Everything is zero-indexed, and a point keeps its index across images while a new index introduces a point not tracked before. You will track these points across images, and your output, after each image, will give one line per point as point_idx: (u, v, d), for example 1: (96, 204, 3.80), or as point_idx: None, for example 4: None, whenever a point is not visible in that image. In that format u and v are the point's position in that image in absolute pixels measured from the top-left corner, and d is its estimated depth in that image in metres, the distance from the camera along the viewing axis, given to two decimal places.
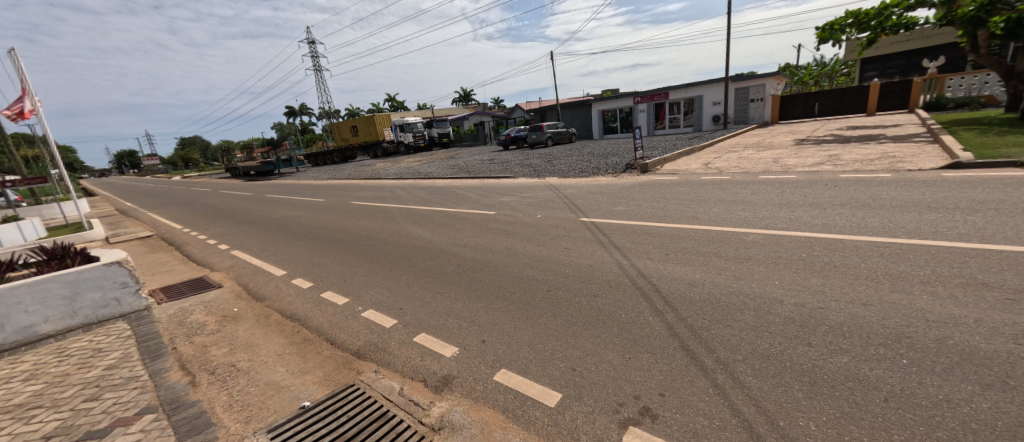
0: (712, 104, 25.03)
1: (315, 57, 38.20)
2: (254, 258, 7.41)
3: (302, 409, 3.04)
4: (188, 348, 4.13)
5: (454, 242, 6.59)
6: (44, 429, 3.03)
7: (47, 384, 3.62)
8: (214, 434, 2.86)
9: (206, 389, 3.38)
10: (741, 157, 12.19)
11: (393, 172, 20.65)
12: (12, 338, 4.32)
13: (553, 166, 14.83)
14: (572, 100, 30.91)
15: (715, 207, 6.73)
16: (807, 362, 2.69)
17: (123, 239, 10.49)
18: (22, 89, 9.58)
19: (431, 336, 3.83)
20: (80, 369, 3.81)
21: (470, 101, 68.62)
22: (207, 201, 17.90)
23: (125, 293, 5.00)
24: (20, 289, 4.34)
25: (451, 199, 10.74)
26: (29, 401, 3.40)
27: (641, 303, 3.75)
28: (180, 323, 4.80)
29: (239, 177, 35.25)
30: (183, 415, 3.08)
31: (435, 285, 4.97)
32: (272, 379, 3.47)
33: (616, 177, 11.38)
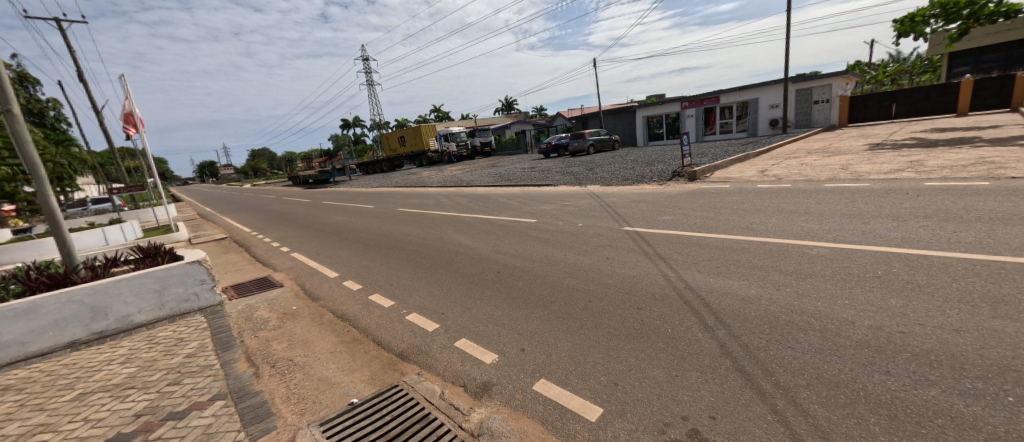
0: (769, 107, 23.73)
1: (368, 72, 40.16)
2: (311, 260, 7.82)
3: (350, 405, 3.14)
4: (252, 342, 4.38)
5: (495, 249, 6.60)
6: (136, 407, 3.31)
7: (138, 368, 3.96)
8: (274, 422, 3.01)
9: (268, 381, 3.57)
10: (803, 164, 11.44)
11: (436, 180, 21.19)
12: (112, 325, 4.79)
13: (595, 174, 14.59)
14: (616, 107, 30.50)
15: (774, 217, 6.33)
16: (885, 392, 2.43)
17: (202, 240, 11.47)
18: (130, 109, 10.62)
19: (471, 342, 3.84)
20: (163, 357, 4.14)
21: (511, 110, 70.04)
22: (271, 207, 19.27)
23: (203, 289, 5.43)
24: (121, 283, 4.85)
25: (492, 206, 10.83)
26: (123, 382, 3.74)
27: (689, 318, 3.56)
28: (247, 318, 5.12)
29: (300, 184, 37.75)
30: (247, 403, 3.26)
31: (475, 292, 5.00)
32: (324, 375, 3.62)
33: (661, 185, 11.02)
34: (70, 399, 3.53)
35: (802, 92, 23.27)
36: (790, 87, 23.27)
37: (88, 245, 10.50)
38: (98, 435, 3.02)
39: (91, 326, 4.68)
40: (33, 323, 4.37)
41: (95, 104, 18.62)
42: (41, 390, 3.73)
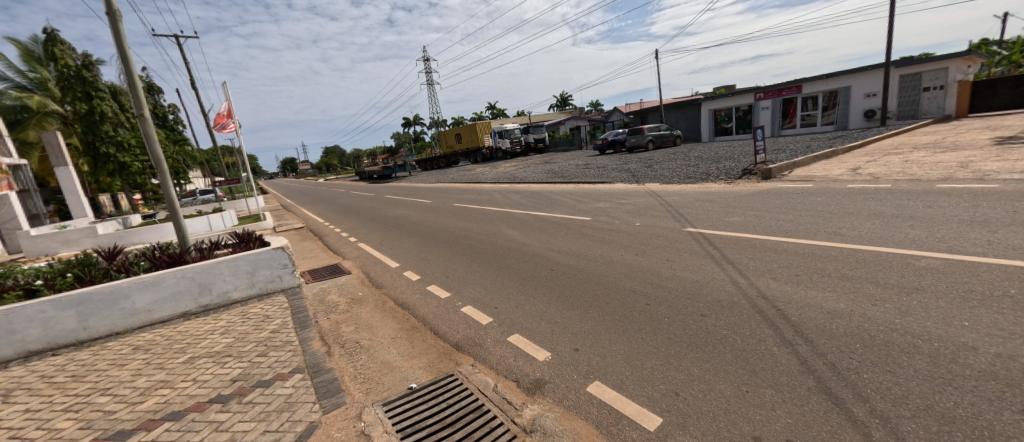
0: (864, 96, 21.27)
1: (428, 72, 41.68)
2: (375, 250, 8.26)
3: (409, 390, 3.32)
4: (325, 323, 4.76)
5: (550, 247, 6.53)
6: (233, 373, 3.74)
7: (234, 339, 4.45)
8: (343, 398, 3.26)
9: (338, 359, 3.87)
10: (906, 161, 10.17)
11: (490, 177, 21.47)
12: (215, 300, 5.46)
13: (656, 171, 14.04)
14: (679, 100, 29.22)
15: (870, 222, 5.69)
16: (1016, 435, 2.08)
17: (283, 230, 12.61)
18: (229, 110, 11.88)
19: (524, 338, 3.84)
20: (253, 331, 4.62)
21: (566, 106, 69.55)
22: (341, 200, 20.62)
23: (286, 272, 5.99)
24: (222, 263, 5.48)
25: (546, 203, 10.75)
26: (223, 350, 4.22)
27: (763, 329, 3.30)
28: (321, 300, 5.57)
29: (365, 180, 40.06)
30: (321, 378, 3.56)
31: (529, 288, 4.99)
32: (386, 359, 3.85)
33: (730, 184, 10.36)
34: (183, 362, 4.06)
35: (908, 77, 20.52)
36: (892, 72, 20.62)
37: (195, 230, 11.95)
38: (203, 395, 3.46)
39: (198, 299, 5.35)
40: (156, 294, 5.08)
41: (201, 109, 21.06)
42: (161, 352, 4.32)
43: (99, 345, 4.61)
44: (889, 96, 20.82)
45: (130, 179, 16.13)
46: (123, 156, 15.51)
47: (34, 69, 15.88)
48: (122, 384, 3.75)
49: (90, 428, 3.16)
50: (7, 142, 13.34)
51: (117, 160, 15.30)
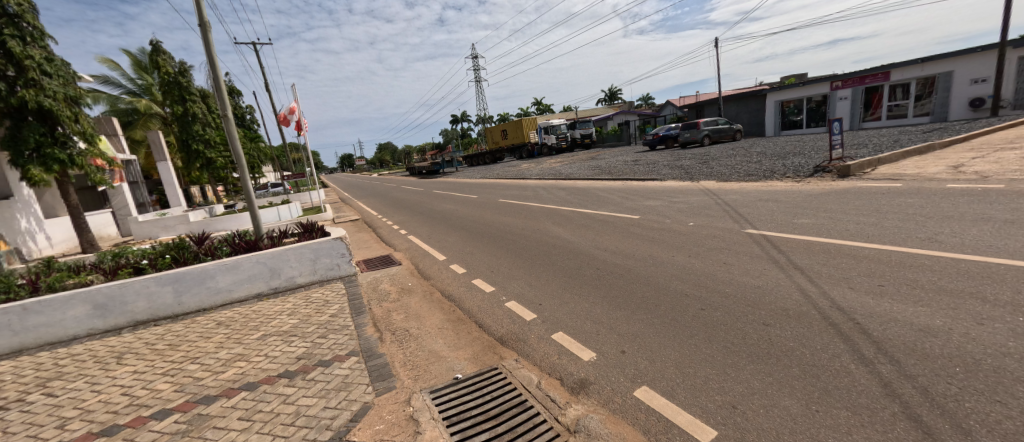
0: (970, 82, 18.42)
1: (476, 69, 42.23)
2: (423, 243, 8.57)
3: (455, 380, 3.44)
4: (378, 311, 5.08)
5: (595, 244, 6.40)
6: (298, 351, 4.18)
7: (298, 320, 4.94)
8: (393, 383, 3.46)
9: (389, 346, 4.12)
10: (1018, 159, 8.90)
11: (535, 173, 21.42)
12: (282, 283, 6.06)
13: (712, 168, 13.35)
14: (741, 93, 27.72)
15: (974, 228, 5.02)
16: None
17: (340, 221, 13.41)
18: (297, 109, 12.71)
19: (568, 336, 3.80)
20: (314, 314, 5.10)
21: (616, 100, 67.86)
22: (392, 194, 21.44)
23: (343, 260, 6.49)
24: (288, 251, 6.05)
25: (593, 200, 10.55)
26: (289, 330, 4.72)
27: (836, 344, 3.01)
28: (374, 289, 5.95)
29: (415, 175, 41.37)
30: (374, 362, 3.82)
31: (574, 285, 4.93)
32: (433, 348, 4.03)
33: (797, 182, 9.65)
34: (256, 338, 4.59)
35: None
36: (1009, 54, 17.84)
37: (268, 220, 13.01)
38: (273, 369, 3.89)
39: (269, 282, 5.99)
40: (234, 276, 5.75)
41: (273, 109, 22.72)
42: (238, 329, 4.91)
43: (189, 319, 5.35)
44: (1002, 82, 17.89)
45: (216, 173, 17.92)
46: (210, 152, 17.27)
47: (140, 76, 17.86)
48: (208, 354, 4.34)
49: (183, 391, 3.69)
50: (122, 141, 15.01)
51: (206, 156, 17.06)
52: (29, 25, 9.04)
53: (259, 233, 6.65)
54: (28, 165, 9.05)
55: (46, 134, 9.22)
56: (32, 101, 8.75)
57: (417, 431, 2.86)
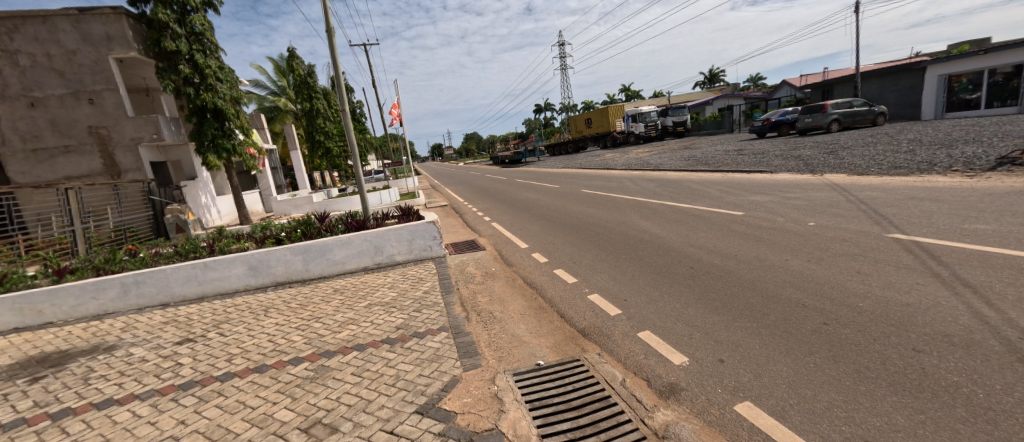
0: None
1: (562, 57, 41.58)
2: (506, 230, 8.70)
3: (536, 366, 3.46)
4: (464, 291, 5.34)
5: (689, 241, 5.92)
6: (398, 320, 4.55)
7: (397, 294, 5.38)
8: (479, 361, 3.58)
9: (475, 326, 4.29)
10: None
11: (621, 163, 20.55)
12: (385, 260, 6.67)
13: (840, 159, 11.60)
14: (890, 67, 23.02)
15: None
16: None
17: (430, 207, 14.23)
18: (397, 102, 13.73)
19: (657, 336, 3.58)
20: (411, 289, 5.53)
21: (716, 83, 62.25)
22: (476, 183, 22.17)
23: (435, 243, 6.91)
24: (390, 231, 6.62)
25: (686, 193, 9.80)
26: (391, 301, 5.16)
27: (1017, 385, 2.39)
28: (461, 271, 6.23)
29: (497, 164, 42.28)
30: (462, 339, 3.99)
31: (664, 283, 4.62)
32: (516, 333, 4.09)
33: (962, 178, 7.95)
34: (364, 306, 5.10)
35: None
36: None
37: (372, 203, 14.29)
38: (376, 334, 4.28)
39: (374, 258, 6.62)
40: (347, 250, 6.47)
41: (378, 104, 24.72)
42: (350, 296, 5.53)
43: (314, 284, 6.17)
44: None
45: (334, 161, 20.28)
46: (329, 142, 19.58)
47: (280, 78, 20.52)
48: (329, 315, 4.95)
49: (310, 343, 4.23)
50: (267, 134, 17.65)
51: (325, 146, 19.41)
52: (209, 42, 11.55)
53: (367, 214, 7.36)
54: (206, 152, 11.59)
55: (219, 128, 11.75)
56: (209, 102, 11.26)
57: (501, 410, 2.92)
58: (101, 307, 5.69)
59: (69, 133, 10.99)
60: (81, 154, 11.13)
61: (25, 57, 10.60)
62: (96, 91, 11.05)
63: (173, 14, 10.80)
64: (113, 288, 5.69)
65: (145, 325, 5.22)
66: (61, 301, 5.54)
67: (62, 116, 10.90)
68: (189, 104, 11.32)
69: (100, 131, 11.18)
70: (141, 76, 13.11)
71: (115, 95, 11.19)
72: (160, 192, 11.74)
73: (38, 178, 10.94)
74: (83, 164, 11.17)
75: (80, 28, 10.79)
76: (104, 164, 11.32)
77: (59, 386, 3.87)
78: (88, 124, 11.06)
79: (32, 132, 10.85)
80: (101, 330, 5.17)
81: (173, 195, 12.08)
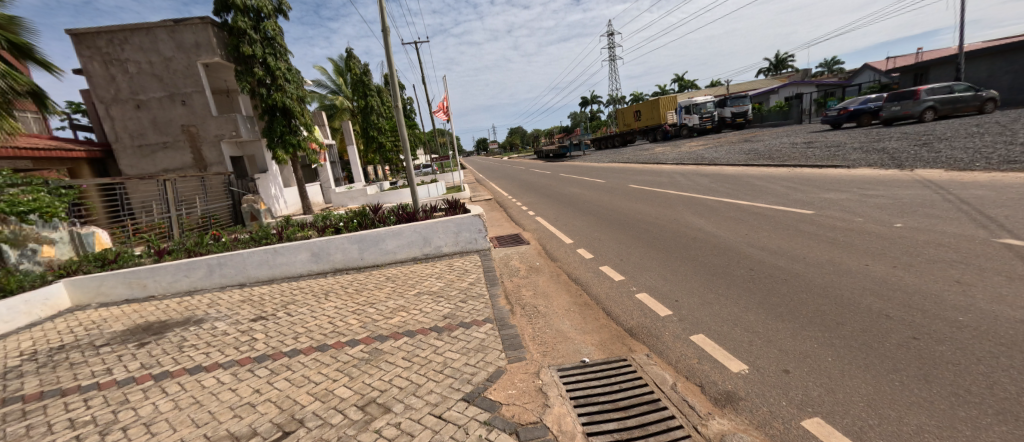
0: None
1: (611, 47, 40.47)
2: (551, 225, 8.61)
3: (581, 363, 3.39)
4: (509, 284, 5.34)
5: (749, 241, 5.55)
6: (445, 309, 4.65)
7: (444, 284, 5.48)
8: (523, 354, 3.56)
9: (520, 319, 4.28)
10: None
11: (672, 157, 19.72)
12: (433, 251, 6.82)
13: (936, 152, 10.36)
14: (1007, 45, 20.26)
15: None
16: None
17: (475, 200, 14.39)
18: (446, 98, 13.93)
19: (711, 340, 3.39)
20: (457, 280, 5.62)
21: (780, 71, 58.11)
22: (520, 177, 22.18)
23: (480, 236, 6.97)
24: (437, 223, 6.76)
25: (745, 190, 9.21)
26: (438, 290, 5.27)
27: None
28: (505, 264, 6.24)
29: (542, 158, 42.04)
30: (507, 332, 3.98)
31: (720, 285, 4.36)
32: (560, 328, 4.03)
33: None
34: (413, 294, 5.25)
35: None
36: None
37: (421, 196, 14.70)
38: (425, 322, 4.38)
39: (423, 249, 6.79)
40: (398, 240, 6.69)
41: (428, 100, 25.34)
42: (401, 284, 5.71)
43: (368, 272, 6.45)
44: None
45: (385, 155, 21.06)
46: (381, 137, 20.36)
47: (338, 77, 21.55)
48: (382, 300, 5.16)
49: (365, 327, 4.41)
50: (327, 130, 18.64)
51: (379, 140, 20.23)
52: (280, 46, 12.21)
53: (417, 206, 7.55)
54: (275, 148, 12.38)
55: (287, 126, 12.50)
56: (279, 101, 12.01)
57: (546, 404, 2.88)
58: (192, 284, 6.38)
59: (166, 131, 12.51)
60: (176, 149, 12.61)
61: (133, 65, 12.10)
62: (187, 94, 12.37)
63: (250, 21, 11.59)
64: (200, 268, 6.36)
65: (226, 302, 5.74)
66: (161, 277, 6.29)
67: (161, 116, 12.40)
68: (262, 103, 12.16)
69: (190, 129, 12.55)
70: (224, 79, 14.33)
71: (201, 96, 12.41)
72: (238, 184, 12.60)
73: (144, 170, 12.62)
74: (178, 159, 12.65)
75: (174, 37, 12.05)
76: (193, 158, 12.70)
77: (159, 351, 4.37)
78: (182, 123, 12.48)
79: (138, 131, 12.50)
80: (191, 305, 5.78)
81: (249, 187, 12.92)
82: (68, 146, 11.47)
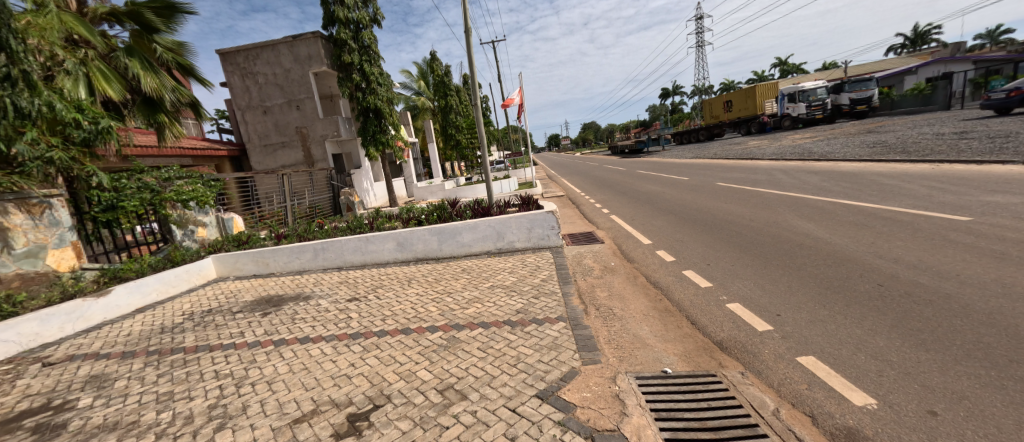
0: None
1: (699, 33, 37.78)
2: (626, 224, 8.20)
3: (663, 374, 3.13)
4: (583, 284, 5.14)
5: (871, 252, 4.77)
6: (518, 304, 4.60)
7: (517, 279, 5.44)
8: (598, 357, 3.38)
9: (594, 320, 4.09)
10: None
11: (770, 152, 17.85)
12: (507, 246, 6.84)
13: None
14: None
15: None
16: None
17: (548, 197, 14.27)
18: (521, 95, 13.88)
19: (822, 364, 2.94)
20: (529, 276, 5.55)
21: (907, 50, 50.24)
22: (594, 173, 21.65)
23: (552, 233, 6.80)
24: (511, 219, 6.76)
25: (865, 190, 8.01)
26: (511, 285, 5.24)
27: None
28: (578, 263, 6.04)
29: (617, 154, 40.61)
30: (581, 332, 3.82)
31: (832, 301, 3.78)
32: (638, 334, 3.77)
33: None
34: (487, 287, 5.29)
35: None
36: None
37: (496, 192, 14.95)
38: (499, 315, 4.37)
39: (496, 243, 6.84)
40: (474, 233, 6.80)
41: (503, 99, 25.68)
42: (475, 276, 5.80)
43: (445, 263, 6.65)
44: None
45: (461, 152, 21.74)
46: (458, 135, 21.04)
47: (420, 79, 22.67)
48: (458, 291, 5.28)
49: (443, 315, 4.52)
50: (410, 128, 19.70)
51: (455, 138, 20.95)
52: (374, 53, 13.09)
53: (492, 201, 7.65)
54: (368, 146, 13.37)
55: (378, 126, 13.42)
56: (372, 103, 12.93)
57: (624, 412, 2.69)
58: (302, 265, 7.10)
59: (284, 132, 14.08)
60: (292, 148, 14.15)
61: (262, 77, 13.80)
62: (300, 100, 13.82)
63: (350, 31, 12.51)
64: (309, 252, 7.04)
65: (328, 282, 6.31)
66: (280, 257, 7.11)
67: (281, 119, 13.99)
68: (358, 106, 13.21)
69: (303, 130, 14.01)
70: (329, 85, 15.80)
71: (312, 102, 13.78)
72: (338, 179, 13.68)
73: (268, 167, 14.32)
74: (294, 156, 14.18)
75: (292, 51, 13.52)
76: (304, 156, 14.17)
77: (278, 320, 4.90)
78: (296, 125, 14.00)
79: (263, 133, 14.18)
80: (303, 282, 6.42)
81: (347, 181, 14.09)
82: (216, 145, 13.41)
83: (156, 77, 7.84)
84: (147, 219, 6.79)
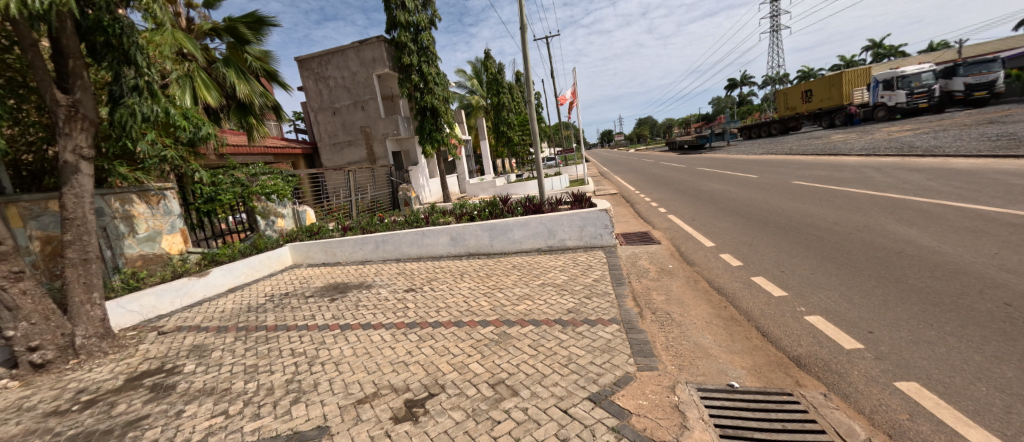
0: None
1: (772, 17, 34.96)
2: (686, 224, 7.74)
3: (729, 387, 2.87)
4: (638, 286, 4.89)
5: (992, 266, 4.08)
6: (569, 303, 4.46)
7: (568, 278, 5.29)
8: (655, 364, 3.17)
9: (650, 324, 3.86)
10: None
11: (860, 146, 16.10)
12: (558, 243, 6.70)
13: None
14: None
15: None
16: None
17: (601, 195, 13.88)
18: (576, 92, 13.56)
19: (928, 391, 2.53)
20: (581, 275, 5.38)
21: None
22: (651, 170, 20.79)
23: (605, 232, 6.54)
24: (564, 216, 6.60)
25: (981, 191, 6.92)
26: (562, 284, 5.10)
27: None
28: (633, 264, 5.76)
29: (675, 149, 38.77)
30: (636, 336, 3.61)
31: (938, 321, 3.26)
32: (700, 342, 3.49)
33: None
34: (538, 284, 5.20)
35: None
36: None
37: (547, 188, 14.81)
38: (550, 313, 4.26)
39: (547, 240, 6.72)
40: (525, 230, 6.73)
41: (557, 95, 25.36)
42: (526, 273, 5.73)
43: (496, 259, 6.64)
44: None
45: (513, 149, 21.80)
46: (510, 132, 21.11)
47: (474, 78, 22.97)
48: (509, 287, 5.23)
49: (495, 310, 4.49)
50: (463, 125, 20.03)
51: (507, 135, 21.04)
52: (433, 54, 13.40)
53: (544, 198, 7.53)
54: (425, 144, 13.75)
55: (434, 124, 13.74)
56: (429, 103, 13.25)
57: (685, 426, 2.48)
58: (365, 256, 7.43)
59: (351, 131, 14.87)
60: (357, 146, 14.90)
61: (332, 81, 14.68)
62: (364, 101, 14.52)
63: (410, 34, 12.90)
64: (370, 243, 7.36)
65: (387, 272, 6.54)
66: (345, 247, 7.49)
67: (348, 119, 14.82)
68: (416, 105, 13.61)
69: (367, 129, 14.71)
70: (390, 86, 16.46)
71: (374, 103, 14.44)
72: (397, 174, 14.24)
73: (336, 163, 15.18)
74: (359, 154, 14.93)
75: (359, 55, 14.21)
76: (367, 153, 14.83)
77: (345, 306, 5.12)
78: (361, 125, 14.72)
79: (331, 132, 15.06)
80: (365, 272, 6.71)
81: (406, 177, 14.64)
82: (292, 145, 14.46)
83: (248, 84, 8.49)
84: (238, 210, 7.44)
